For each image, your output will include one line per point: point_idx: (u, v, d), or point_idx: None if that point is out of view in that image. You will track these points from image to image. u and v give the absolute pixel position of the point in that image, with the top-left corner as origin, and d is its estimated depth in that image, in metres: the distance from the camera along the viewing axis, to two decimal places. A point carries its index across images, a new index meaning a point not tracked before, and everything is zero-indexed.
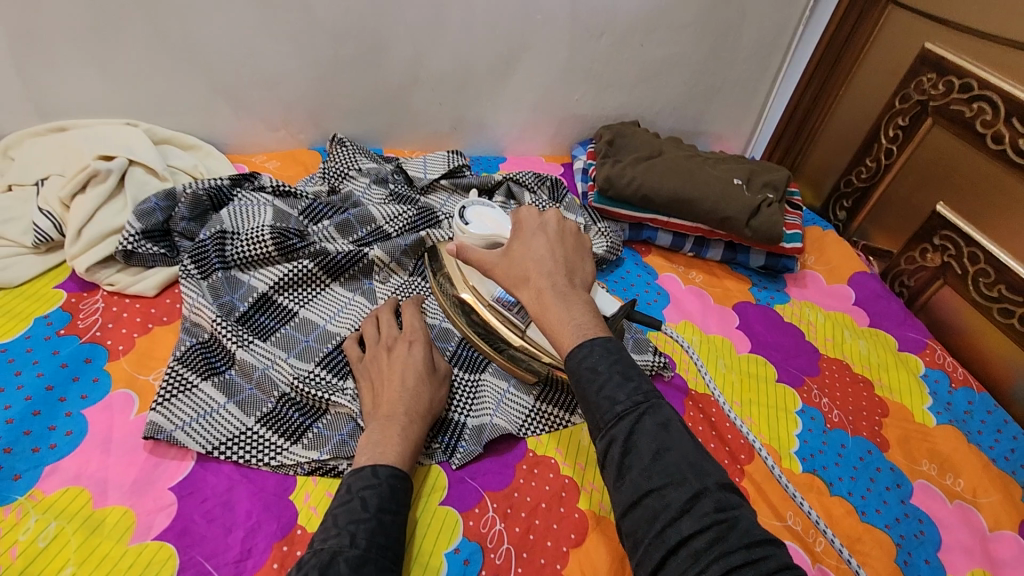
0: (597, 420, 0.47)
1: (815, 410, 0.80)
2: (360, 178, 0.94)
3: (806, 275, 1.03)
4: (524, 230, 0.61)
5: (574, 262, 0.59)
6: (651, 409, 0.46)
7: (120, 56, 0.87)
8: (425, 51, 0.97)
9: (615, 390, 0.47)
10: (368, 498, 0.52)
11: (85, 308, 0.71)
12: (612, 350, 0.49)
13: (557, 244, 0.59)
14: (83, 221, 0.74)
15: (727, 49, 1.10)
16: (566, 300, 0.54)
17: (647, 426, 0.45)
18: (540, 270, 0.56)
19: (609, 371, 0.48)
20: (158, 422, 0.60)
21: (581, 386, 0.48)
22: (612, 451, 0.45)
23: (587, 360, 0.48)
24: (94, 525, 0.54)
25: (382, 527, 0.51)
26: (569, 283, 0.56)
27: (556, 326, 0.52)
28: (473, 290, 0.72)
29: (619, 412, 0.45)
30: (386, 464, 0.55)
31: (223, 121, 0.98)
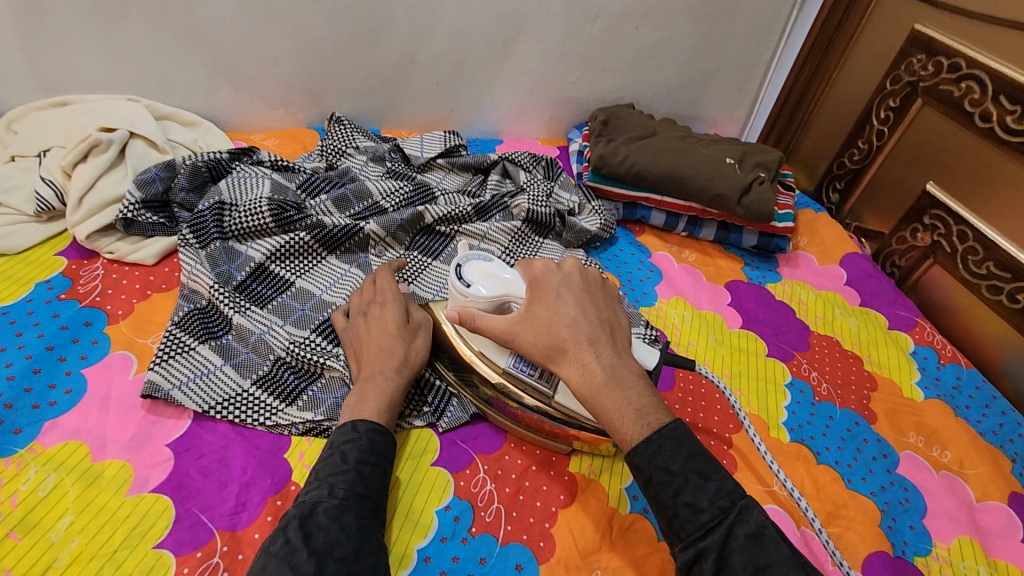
0: (680, 529, 0.47)
1: (803, 384, 0.81)
2: (358, 156, 0.96)
3: (799, 256, 1.04)
4: (546, 288, 0.59)
5: (608, 318, 0.58)
6: (740, 516, 0.46)
7: (120, 33, 0.88)
8: (422, 31, 0.99)
9: (695, 495, 0.47)
10: (348, 452, 0.53)
11: (85, 274, 0.72)
12: (680, 442, 0.49)
13: (584, 295, 0.58)
14: (84, 190, 0.75)
15: (722, 33, 1.11)
16: (616, 378, 0.53)
17: (739, 540, 0.45)
18: (577, 339, 0.54)
19: (683, 472, 0.48)
20: (155, 381, 0.61)
21: (653, 487, 0.48)
22: (703, 565, 0.46)
23: (659, 458, 0.48)
24: (92, 477, 0.55)
25: (361, 478, 0.52)
26: (616, 353, 0.54)
27: (595, 388, 0.52)
28: (478, 354, 0.64)
29: (704, 524, 0.46)
30: (366, 420, 0.57)
31: (223, 99, 0.99)
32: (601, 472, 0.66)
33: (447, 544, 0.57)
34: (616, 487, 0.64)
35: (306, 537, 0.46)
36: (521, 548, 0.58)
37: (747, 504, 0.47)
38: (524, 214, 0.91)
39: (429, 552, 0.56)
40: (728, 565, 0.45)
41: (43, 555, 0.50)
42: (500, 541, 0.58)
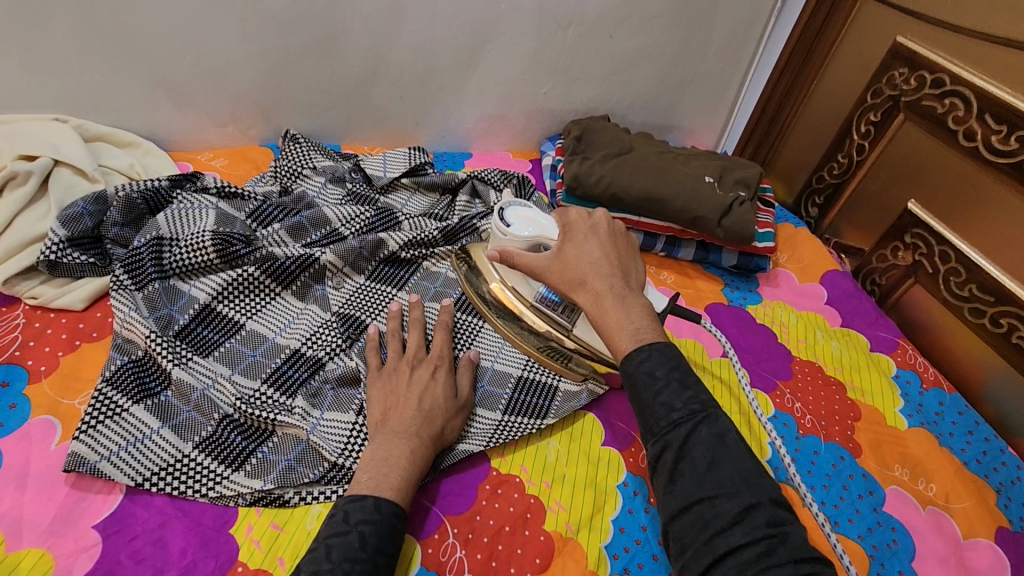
0: (651, 424, 0.50)
1: (787, 416, 0.78)
2: (315, 178, 0.89)
3: (778, 274, 1.01)
4: (575, 233, 0.64)
5: (628, 263, 0.61)
6: (706, 419, 0.49)
7: (45, 45, 0.79)
8: (383, 41, 0.92)
9: (671, 397, 0.50)
10: (366, 535, 0.49)
11: (2, 325, 0.65)
12: (670, 357, 0.52)
13: (612, 244, 0.62)
14: (0, 228, 0.68)
15: (698, 41, 1.07)
16: (625, 303, 0.57)
17: (701, 434, 0.48)
18: (596, 273, 0.59)
19: (666, 377, 0.51)
20: (81, 453, 0.55)
21: (637, 390, 0.51)
22: (665, 456, 0.48)
23: (645, 364, 0.52)
24: (5, 572, 0.49)
25: (378, 570, 0.48)
26: (627, 287, 0.58)
27: (604, 311, 0.57)
28: (508, 287, 0.74)
29: (674, 420, 0.49)
30: (389, 499, 0.52)
31: (165, 116, 0.91)
32: (580, 529, 0.61)
33: None
34: (595, 546, 0.60)
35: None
36: None
37: (717, 411, 0.49)
38: None
39: None
40: (687, 454, 0.48)
41: None
42: None
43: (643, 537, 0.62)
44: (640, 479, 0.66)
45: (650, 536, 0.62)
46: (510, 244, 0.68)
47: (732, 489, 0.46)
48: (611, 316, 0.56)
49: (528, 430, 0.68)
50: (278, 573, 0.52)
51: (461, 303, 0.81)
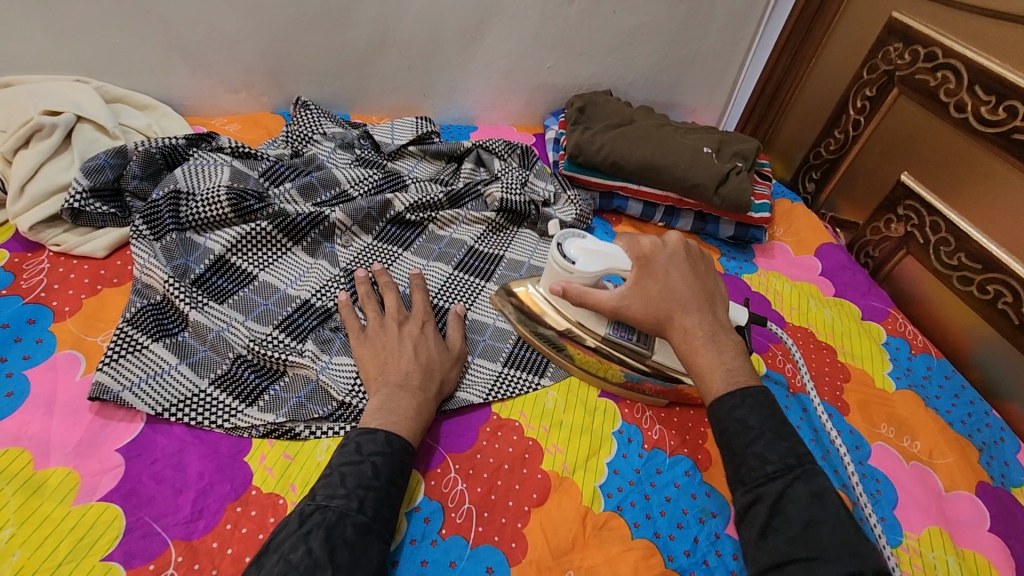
0: (744, 476, 0.50)
1: (778, 375, 0.81)
2: (325, 142, 0.92)
3: (774, 246, 1.03)
4: (658, 265, 0.60)
5: (709, 288, 0.60)
6: (805, 475, 0.48)
7: (65, 9, 0.82)
8: (392, 12, 0.94)
9: (764, 448, 0.50)
10: (378, 465, 0.52)
11: (28, 268, 0.68)
12: (763, 404, 0.52)
13: (692, 270, 0.60)
14: (26, 178, 0.71)
15: (700, 18, 1.09)
16: (716, 343, 0.56)
17: (799, 492, 0.47)
18: (683, 308, 0.57)
19: (759, 427, 0.50)
20: (104, 382, 0.58)
21: (728, 438, 0.51)
22: (757, 509, 0.48)
23: (738, 411, 0.51)
24: (35, 486, 0.52)
25: (389, 498, 0.52)
26: (716, 324, 0.57)
27: (694, 350, 0.56)
28: (574, 321, 0.70)
29: (768, 473, 0.48)
30: (399, 435, 0.55)
31: (180, 81, 0.94)
32: (576, 469, 0.64)
33: (416, 547, 0.55)
34: (590, 484, 0.63)
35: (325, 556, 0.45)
36: (493, 551, 0.56)
37: (815, 466, 0.48)
38: (497, 203, 0.89)
39: (397, 558, 0.54)
40: (784, 513, 0.47)
41: None
42: (471, 544, 0.56)
43: (636, 478, 0.64)
44: (633, 426, 0.69)
45: (642, 477, 0.65)
46: (574, 279, 0.65)
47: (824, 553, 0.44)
48: (703, 357, 0.55)
49: (525, 380, 0.72)
50: (290, 497, 0.55)
51: (464, 263, 0.83)
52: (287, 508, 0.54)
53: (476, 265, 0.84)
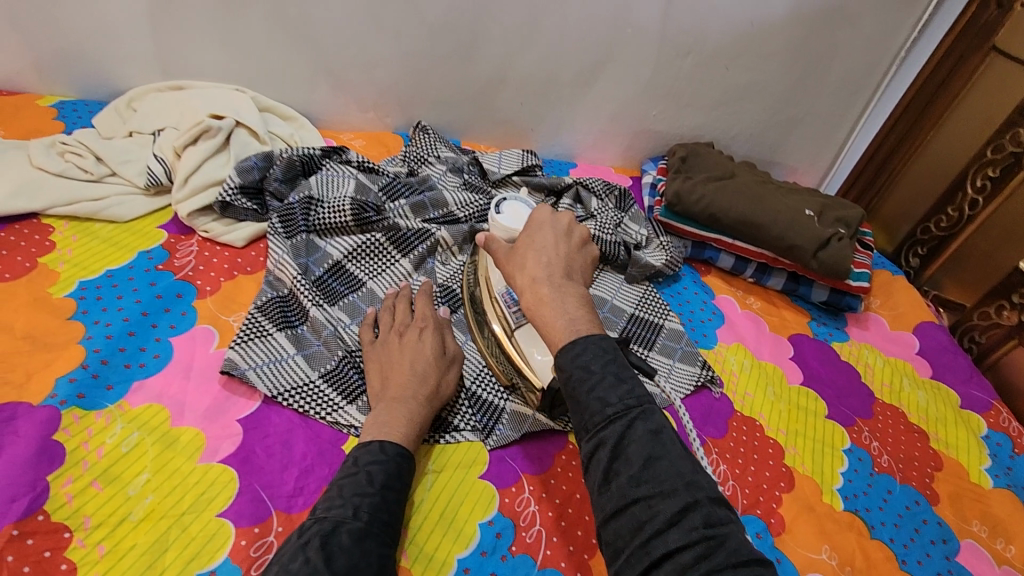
0: (586, 422, 0.46)
1: (863, 452, 0.79)
2: (437, 165, 0.99)
3: (868, 317, 1.00)
4: (533, 225, 0.61)
5: (576, 261, 0.59)
6: (643, 414, 0.46)
7: (241, 28, 0.94)
8: (514, 52, 1.01)
9: (607, 392, 0.47)
10: (373, 472, 0.54)
11: (181, 249, 0.78)
12: (605, 350, 0.49)
13: (564, 240, 0.60)
14: (191, 170, 0.81)
15: (814, 81, 1.09)
16: (561, 295, 0.54)
17: (639, 432, 0.44)
18: (538, 260, 0.57)
19: (602, 372, 0.48)
20: (234, 359, 0.65)
21: (571, 385, 0.48)
22: (600, 454, 0.45)
23: (581, 358, 0.48)
24: (170, 440, 0.59)
25: (385, 502, 0.53)
26: (567, 277, 0.56)
27: (540, 301, 0.54)
28: (487, 281, 0.74)
29: (608, 416, 0.45)
30: (394, 443, 0.58)
31: (321, 97, 1.04)
32: None
33: (486, 559, 0.58)
34: None
35: (325, 558, 0.47)
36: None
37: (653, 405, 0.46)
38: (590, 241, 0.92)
39: (468, 564, 0.57)
40: (624, 453, 0.44)
41: (120, 507, 0.53)
42: (538, 565, 0.58)
43: None
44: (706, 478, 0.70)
45: None
46: (495, 232, 0.69)
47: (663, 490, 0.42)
48: (547, 310, 0.53)
49: None
50: None
51: None
52: None
53: None
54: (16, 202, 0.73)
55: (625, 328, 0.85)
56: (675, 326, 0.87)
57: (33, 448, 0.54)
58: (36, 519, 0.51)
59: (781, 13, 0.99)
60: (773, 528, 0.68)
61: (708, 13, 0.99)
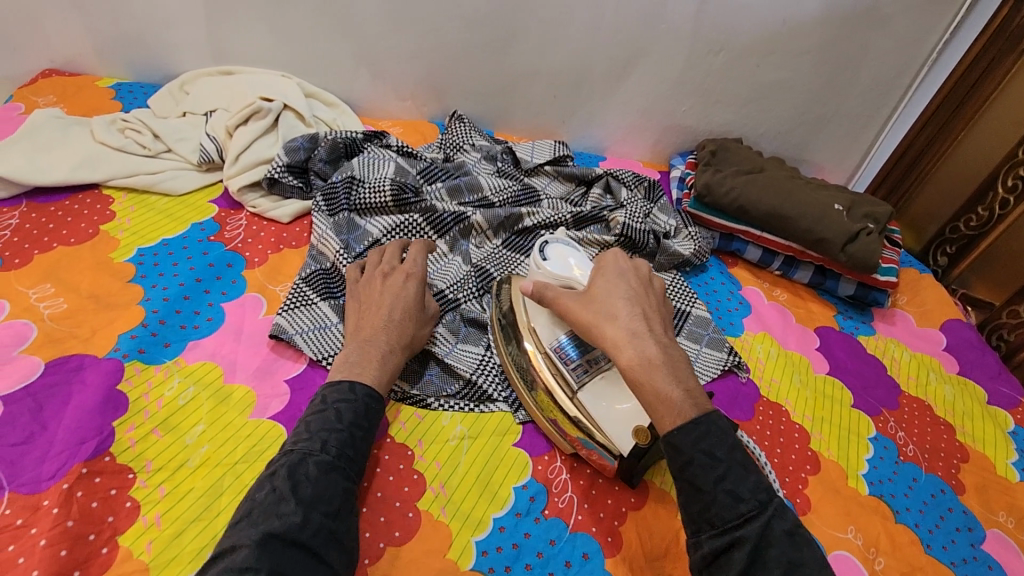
0: (714, 516, 0.48)
1: (888, 440, 0.79)
2: (472, 153, 1.02)
3: (895, 313, 1.01)
4: (607, 272, 0.64)
5: (658, 311, 0.61)
6: (777, 512, 0.48)
7: (288, 17, 0.98)
8: (549, 45, 1.03)
9: (736, 484, 0.48)
10: (342, 411, 0.55)
11: (231, 222, 0.81)
12: (724, 432, 0.50)
13: (641, 290, 0.62)
14: (242, 148, 0.85)
15: (844, 80, 1.10)
16: (668, 357, 0.55)
17: (776, 533, 0.47)
18: (630, 312, 0.58)
19: (727, 461, 0.49)
20: (282, 324, 0.68)
21: (694, 472, 0.49)
22: (734, 554, 0.46)
23: (705, 443, 0.50)
24: (224, 396, 0.62)
25: (353, 440, 0.54)
26: (666, 333, 0.58)
27: (651, 361, 0.54)
28: (534, 330, 0.68)
29: (742, 513, 0.47)
30: (364, 384, 0.58)
31: (361, 85, 1.08)
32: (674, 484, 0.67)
33: (520, 520, 0.60)
34: None
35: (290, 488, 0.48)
36: (589, 539, 0.60)
37: (784, 502, 0.48)
38: (620, 228, 0.94)
39: (503, 523, 0.59)
40: (762, 559, 0.46)
41: (178, 454, 0.56)
42: (570, 528, 0.60)
43: None
44: None
45: None
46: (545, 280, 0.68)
47: None
48: (658, 372, 0.53)
49: None
50: (417, 451, 0.63)
51: None
52: (415, 461, 0.62)
53: None
54: (79, 174, 0.78)
55: None
56: (702, 313, 0.89)
57: (99, 395, 0.58)
58: (103, 460, 0.54)
59: (813, 12, 1.01)
60: (799, 507, 0.69)
61: (741, 11, 1.01)
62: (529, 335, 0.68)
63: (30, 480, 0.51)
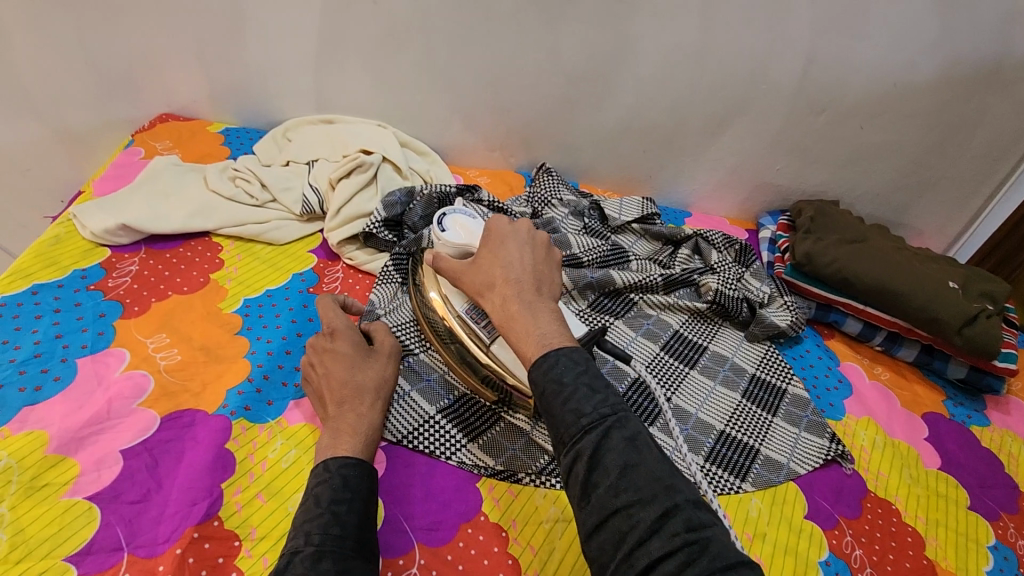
0: (563, 435, 0.47)
1: (1010, 550, 0.73)
2: (561, 208, 1.00)
3: (1011, 401, 0.92)
4: (494, 238, 0.61)
5: (544, 271, 0.59)
6: (619, 423, 0.47)
7: (392, 70, 1.01)
8: (643, 102, 1.03)
9: (581, 402, 0.47)
10: (319, 494, 0.52)
11: (329, 274, 0.83)
12: (577, 362, 0.50)
13: (528, 250, 0.59)
14: (343, 201, 0.87)
15: (955, 146, 1.04)
16: (532, 311, 0.54)
17: (614, 441, 0.45)
18: (505, 278, 0.56)
19: (574, 384, 0.48)
20: None
21: (547, 401, 0.48)
22: (578, 469, 0.45)
23: (555, 370, 0.49)
24: None
25: (338, 517, 0.50)
26: (537, 293, 0.56)
27: (510, 318, 0.54)
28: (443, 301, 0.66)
29: (584, 427, 0.46)
30: (336, 456, 0.56)
31: (452, 135, 1.10)
32: None
33: None
34: None
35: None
36: None
37: (626, 413, 0.47)
38: (712, 295, 0.91)
39: None
40: (601, 465, 0.45)
41: (281, 522, 0.56)
42: None
43: None
44: (841, 560, 0.67)
45: None
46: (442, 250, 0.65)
47: (644, 495, 0.43)
48: (519, 325, 0.53)
49: (728, 480, 0.72)
50: (512, 533, 0.61)
51: (670, 346, 0.86)
52: (510, 544, 0.60)
53: (681, 350, 0.86)
54: (194, 222, 0.82)
55: (746, 389, 0.83)
56: (799, 391, 0.84)
57: (210, 454, 0.59)
58: (212, 524, 0.54)
59: (928, 74, 0.96)
60: None
61: (849, 72, 0.97)
62: (440, 297, 0.66)
63: (147, 542, 0.52)
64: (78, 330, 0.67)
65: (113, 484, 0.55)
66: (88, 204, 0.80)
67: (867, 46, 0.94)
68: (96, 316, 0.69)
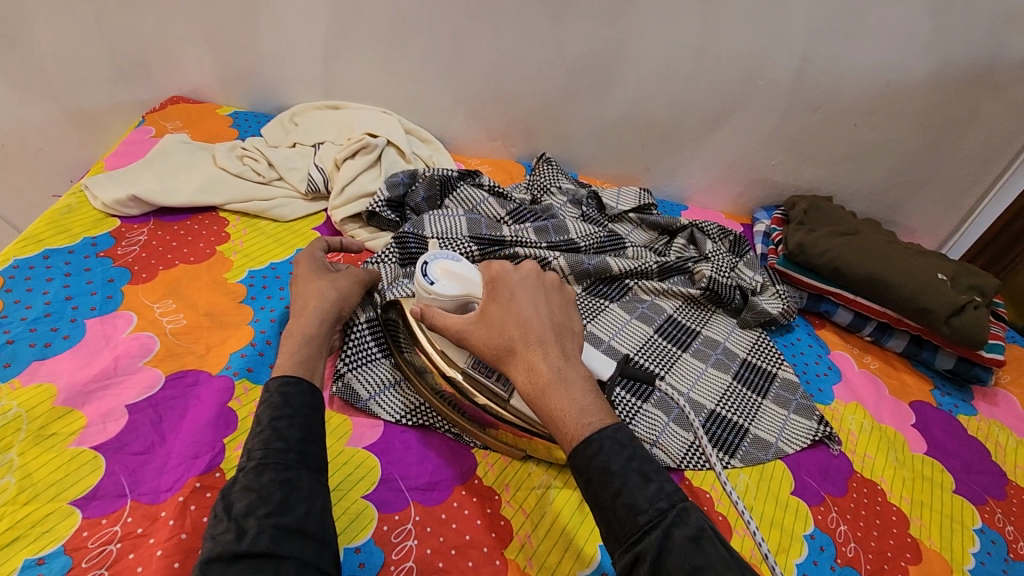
0: (619, 532, 0.48)
1: (995, 533, 0.74)
2: (559, 196, 1.03)
3: (998, 393, 0.94)
4: (502, 290, 0.63)
5: (560, 322, 0.62)
6: (678, 518, 0.47)
7: (399, 59, 1.04)
8: (644, 95, 1.05)
9: (634, 496, 0.48)
10: (261, 413, 0.53)
11: None
12: (621, 444, 0.51)
13: (543, 300, 0.63)
14: (348, 181, 0.89)
15: (946, 145, 1.07)
16: (562, 380, 0.56)
17: (676, 541, 0.46)
18: (526, 343, 0.58)
19: (622, 473, 0.49)
20: (356, 391, 0.68)
21: (595, 490, 0.50)
22: (640, 569, 0.46)
23: (599, 459, 0.50)
24: None
25: (279, 432, 0.52)
26: (563, 357, 0.58)
27: (541, 387, 0.55)
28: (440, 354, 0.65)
29: (642, 526, 0.47)
30: (278, 376, 0.58)
31: (456, 125, 1.12)
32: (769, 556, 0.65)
33: None
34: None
35: (226, 507, 0.47)
36: None
37: (685, 507, 0.48)
38: (705, 282, 0.93)
39: None
40: (664, 567, 0.45)
41: None
42: None
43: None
44: (825, 534, 0.68)
45: None
46: (439, 305, 0.63)
47: None
48: (554, 398, 0.55)
49: (717, 457, 0.73)
50: (503, 495, 0.63)
51: (664, 329, 0.88)
52: (502, 506, 0.62)
53: (674, 333, 0.88)
54: (203, 196, 0.84)
55: (737, 372, 0.85)
56: (789, 375, 0.86)
57: (213, 412, 0.61)
58: (214, 475, 0.56)
59: (921, 75, 0.99)
60: None
61: (845, 72, 1.00)
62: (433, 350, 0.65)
63: (150, 490, 0.54)
64: (87, 294, 0.69)
65: (119, 436, 0.57)
66: (100, 176, 0.83)
67: (863, 45, 0.96)
68: (105, 281, 0.71)
